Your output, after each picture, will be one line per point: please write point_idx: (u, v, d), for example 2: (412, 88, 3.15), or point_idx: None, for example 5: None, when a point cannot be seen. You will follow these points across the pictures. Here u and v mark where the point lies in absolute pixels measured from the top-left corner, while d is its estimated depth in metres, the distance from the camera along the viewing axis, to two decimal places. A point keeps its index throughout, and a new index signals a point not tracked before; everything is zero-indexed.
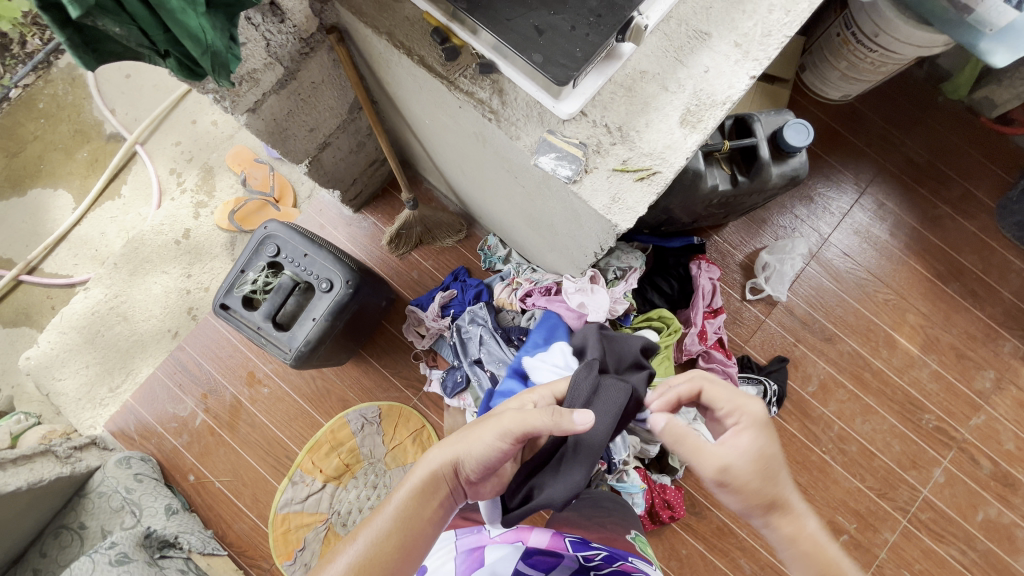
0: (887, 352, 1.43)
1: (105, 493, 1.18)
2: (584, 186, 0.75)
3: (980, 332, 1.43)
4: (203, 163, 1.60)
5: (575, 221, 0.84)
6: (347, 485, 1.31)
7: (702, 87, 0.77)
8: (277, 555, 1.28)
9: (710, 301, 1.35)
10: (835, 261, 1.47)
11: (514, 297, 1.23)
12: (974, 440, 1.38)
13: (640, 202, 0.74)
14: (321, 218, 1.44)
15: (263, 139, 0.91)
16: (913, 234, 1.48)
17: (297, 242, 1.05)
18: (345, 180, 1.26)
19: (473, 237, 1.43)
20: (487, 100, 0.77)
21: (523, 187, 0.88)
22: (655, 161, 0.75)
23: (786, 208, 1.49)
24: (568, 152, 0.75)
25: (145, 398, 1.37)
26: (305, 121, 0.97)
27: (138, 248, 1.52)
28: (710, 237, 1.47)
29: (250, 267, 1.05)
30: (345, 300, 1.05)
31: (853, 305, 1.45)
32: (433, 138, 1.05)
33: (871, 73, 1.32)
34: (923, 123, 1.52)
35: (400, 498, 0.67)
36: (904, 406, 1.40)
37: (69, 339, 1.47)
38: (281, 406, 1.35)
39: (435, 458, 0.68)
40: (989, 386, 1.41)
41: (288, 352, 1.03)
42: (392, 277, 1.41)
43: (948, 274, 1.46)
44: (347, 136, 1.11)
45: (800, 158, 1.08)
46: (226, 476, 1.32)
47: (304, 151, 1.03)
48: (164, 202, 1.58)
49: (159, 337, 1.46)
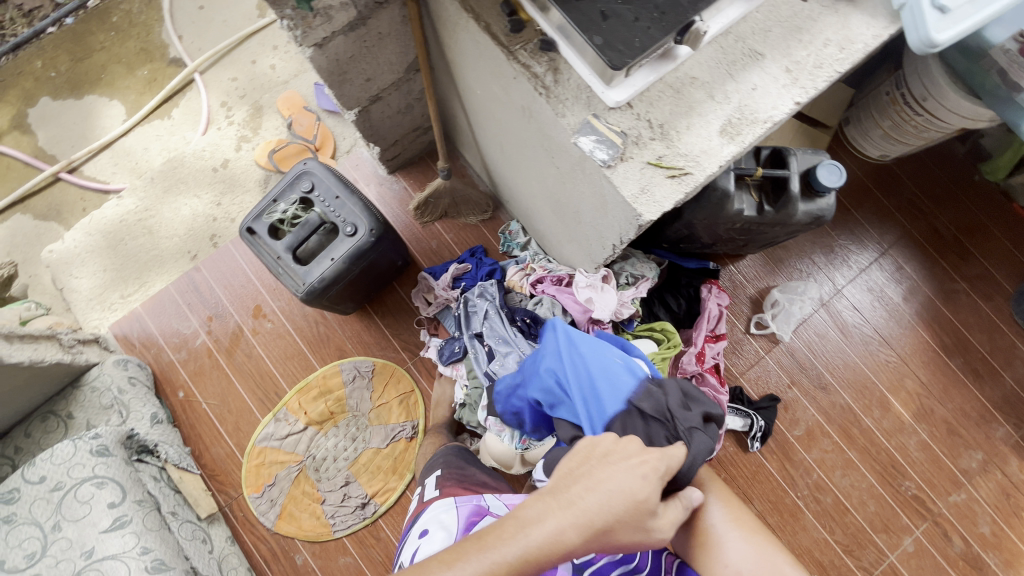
0: (879, 412, 1.43)
1: (98, 389, 1.21)
2: (617, 173, 0.78)
3: (975, 411, 1.43)
4: (255, 101, 1.65)
5: (601, 209, 0.87)
6: (327, 432, 1.33)
7: (748, 103, 0.80)
8: (246, 485, 1.30)
9: (713, 326, 1.37)
10: (844, 314, 1.48)
11: (525, 281, 1.26)
12: (950, 516, 1.37)
13: (667, 198, 0.77)
14: (356, 172, 1.48)
15: (322, 77, 0.95)
16: (926, 303, 1.49)
17: (331, 183, 1.09)
18: (387, 139, 1.30)
19: (496, 220, 1.46)
20: (541, 75, 0.80)
21: (557, 168, 0.91)
22: (689, 163, 0.78)
23: (806, 252, 1.50)
24: (609, 138, 0.78)
25: (153, 309, 1.41)
26: (364, 69, 1.01)
27: (176, 168, 1.57)
28: (725, 265, 1.49)
29: (283, 198, 1.09)
30: (365, 247, 1.08)
31: (854, 360, 1.45)
32: (480, 111, 1.09)
33: (913, 137, 1.34)
34: (955, 198, 1.53)
35: (509, 554, 0.52)
36: (886, 468, 1.40)
37: (93, 240, 1.52)
38: (280, 343, 1.38)
39: (565, 533, 0.53)
40: (975, 466, 1.40)
41: (301, 286, 1.06)
42: (411, 243, 1.45)
43: (954, 348, 1.47)
44: (399, 95, 1.15)
45: (828, 199, 1.10)
46: (213, 400, 1.35)
47: (356, 99, 1.07)
48: (210, 130, 1.63)
49: (179, 256, 1.51)
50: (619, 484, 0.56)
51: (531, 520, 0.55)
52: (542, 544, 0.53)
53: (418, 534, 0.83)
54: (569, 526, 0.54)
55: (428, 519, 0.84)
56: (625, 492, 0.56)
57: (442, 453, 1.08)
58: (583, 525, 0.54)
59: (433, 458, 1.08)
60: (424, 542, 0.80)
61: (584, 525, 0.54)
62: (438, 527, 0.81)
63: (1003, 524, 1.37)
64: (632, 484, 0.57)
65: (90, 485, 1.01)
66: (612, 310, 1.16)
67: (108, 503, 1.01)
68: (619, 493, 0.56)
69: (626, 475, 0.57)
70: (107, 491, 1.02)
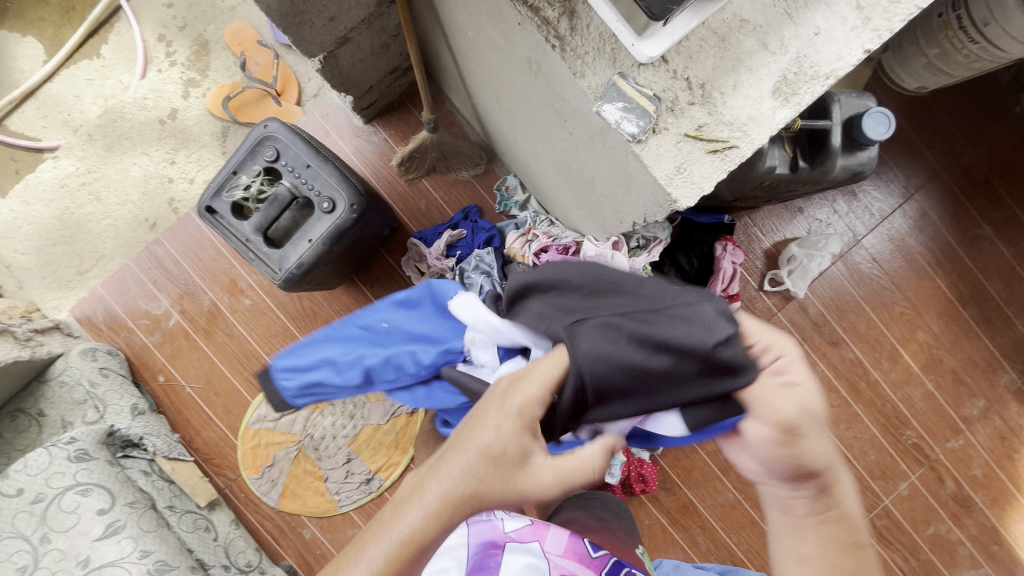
0: (887, 364, 1.40)
1: (67, 384, 1.11)
2: (648, 149, 0.65)
3: (982, 360, 1.41)
4: (198, 34, 1.39)
5: (623, 184, 0.75)
6: (323, 411, 1.27)
7: (807, 53, 0.65)
8: (244, 467, 1.25)
9: (727, 286, 1.28)
10: (861, 265, 1.40)
11: (526, 250, 1.13)
12: (946, 461, 1.40)
13: (708, 178, 0.64)
14: (327, 123, 1.29)
15: (275, 21, 0.77)
16: (946, 250, 1.42)
17: (299, 149, 0.93)
18: (361, 85, 1.10)
19: (491, 174, 1.31)
20: (554, 22, 0.63)
21: (570, 134, 0.76)
22: (734, 132, 0.64)
23: (826, 200, 1.39)
24: (638, 105, 0.63)
25: (115, 287, 1.28)
26: (326, 6, 0.81)
27: (117, 120, 1.36)
28: (740, 217, 1.38)
29: (244, 169, 0.93)
30: (347, 226, 0.94)
31: (867, 313, 1.40)
32: (471, 54, 0.90)
33: (960, 67, 1.18)
34: (991, 133, 1.41)
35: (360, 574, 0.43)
36: (889, 419, 1.40)
37: (35, 210, 1.34)
38: (262, 320, 1.28)
39: (450, 512, 0.46)
40: (976, 413, 1.41)
41: (278, 273, 0.94)
42: (396, 204, 1.29)
43: (970, 297, 1.42)
44: (371, 34, 0.95)
45: (870, 152, 0.97)
46: (197, 382, 1.27)
47: (320, 44, 0.88)
48: (149, 72, 1.39)
49: (135, 226, 1.34)
50: (481, 423, 0.50)
51: (375, 524, 0.46)
52: (400, 548, 0.44)
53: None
54: (452, 512, 0.46)
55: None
56: (478, 447, 0.48)
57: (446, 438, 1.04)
58: (449, 512, 0.46)
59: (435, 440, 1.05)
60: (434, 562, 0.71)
61: (466, 493, 0.46)
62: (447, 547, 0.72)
63: (995, 466, 1.41)
64: (489, 437, 0.48)
65: (74, 494, 0.95)
66: None
67: (97, 510, 0.95)
68: (481, 440, 0.48)
69: (488, 422, 0.49)
70: (94, 498, 0.96)
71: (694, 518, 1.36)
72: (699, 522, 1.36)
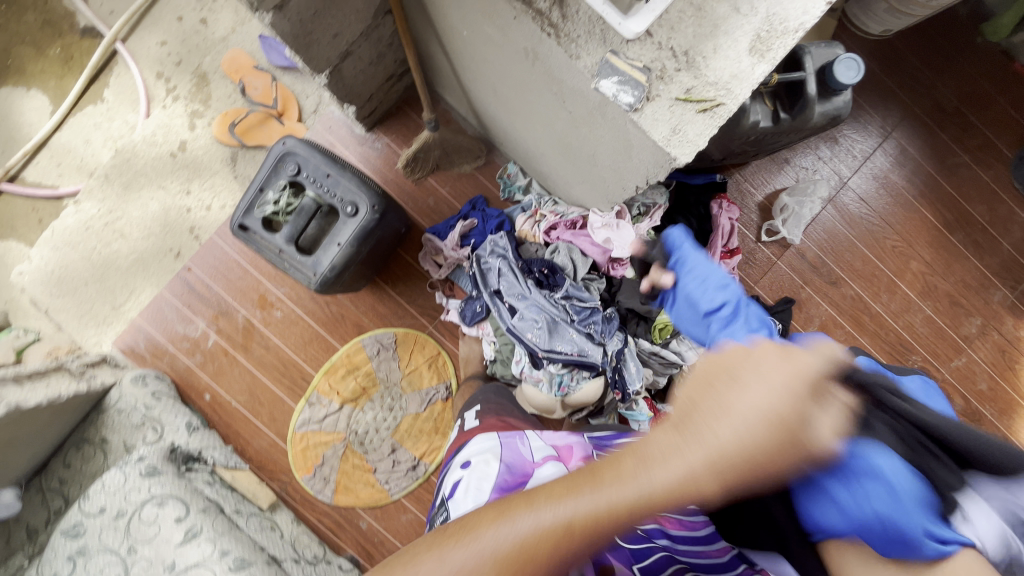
0: (886, 296, 1.48)
1: (124, 410, 1.18)
2: (644, 116, 0.72)
3: (974, 281, 1.49)
4: (196, 67, 1.45)
5: (624, 153, 0.81)
6: (363, 407, 1.34)
7: (776, 11, 0.71)
8: (297, 469, 1.32)
9: (727, 241, 1.37)
10: (850, 206, 1.48)
11: (537, 230, 1.22)
12: (952, 380, 1.49)
13: (701, 135, 0.71)
14: (331, 135, 1.36)
15: (286, 44, 0.83)
16: (929, 181, 1.49)
17: (318, 161, 0.99)
18: (363, 95, 1.17)
19: (491, 165, 1.38)
20: (546, 12, 0.71)
21: (570, 113, 0.83)
22: (720, 91, 0.71)
23: (810, 148, 1.47)
24: (631, 77, 0.71)
25: (153, 317, 1.35)
26: (330, 25, 0.88)
27: (130, 160, 1.43)
28: (731, 174, 1.46)
29: (270, 185, 1.00)
30: (371, 226, 1.01)
31: (862, 250, 1.48)
32: (467, 53, 0.97)
33: (919, 6, 1.26)
34: (956, 65, 1.49)
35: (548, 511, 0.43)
36: (894, 346, 1.48)
37: (64, 254, 1.41)
38: (295, 329, 1.35)
39: (700, 478, 0.41)
40: (975, 331, 1.49)
41: (313, 278, 1.01)
42: (406, 203, 1.36)
43: (956, 223, 1.49)
44: (370, 45, 1.02)
45: (844, 96, 1.04)
46: (242, 396, 1.34)
47: (326, 60, 0.94)
48: (154, 110, 1.45)
49: (162, 256, 1.41)
50: (740, 385, 0.43)
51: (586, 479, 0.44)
52: (612, 506, 0.42)
53: (462, 466, 0.81)
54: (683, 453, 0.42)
55: (471, 452, 0.83)
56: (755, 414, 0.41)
57: (483, 390, 1.12)
58: (654, 488, 0.42)
59: (474, 394, 1.13)
60: (470, 474, 0.78)
61: (687, 486, 0.41)
62: (481, 463, 0.78)
63: (999, 379, 1.49)
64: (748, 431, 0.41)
65: (151, 506, 1.03)
66: (630, 246, 1.13)
67: (175, 518, 1.02)
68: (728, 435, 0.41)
69: (754, 384, 0.42)
70: (170, 507, 1.03)
71: None
72: None
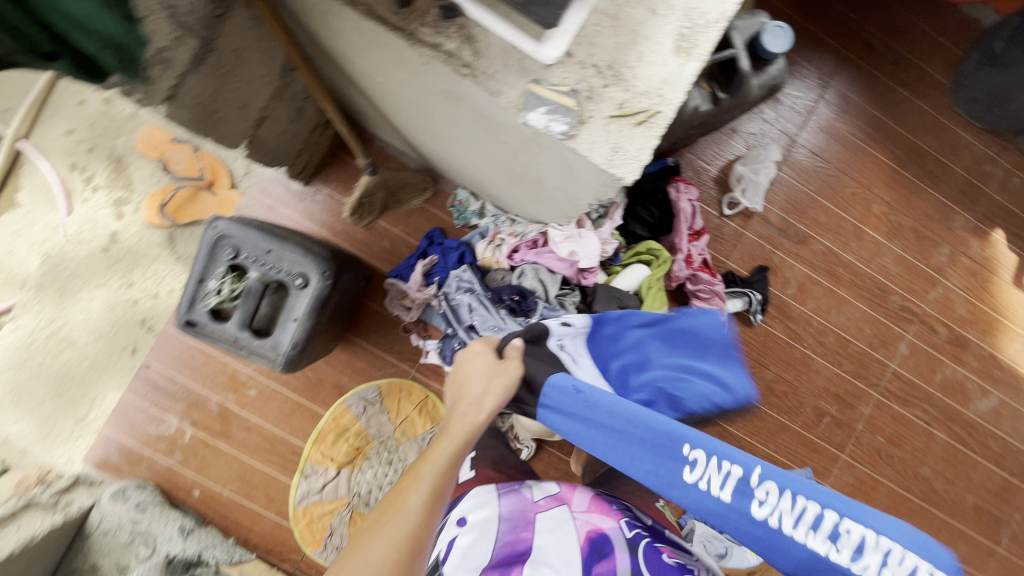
0: (856, 244, 1.49)
1: (109, 531, 1.13)
2: (581, 141, 0.68)
3: (935, 211, 1.51)
4: (110, 152, 1.36)
5: (569, 175, 0.78)
6: (362, 467, 1.29)
7: (693, 6, 0.69)
8: (306, 545, 1.27)
9: (691, 223, 1.34)
10: (803, 162, 1.47)
11: (500, 254, 1.18)
12: (933, 312, 1.50)
13: (643, 149, 0.68)
14: (268, 197, 1.30)
15: (191, 129, 0.77)
16: (874, 123, 1.49)
17: (255, 238, 0.93)
18: (290, 154, 1.11)
19: (441, 194, 1.34)
20: (458, 53, 0.66)
21: (506, 144, 0.79)
22: (653, 100, 0.68)
23: (754, 112, 1.46)
24: (560, 104, 0.67)
25: (121, 423, 1.28)
26: (235, 97, 0.82)
27: (60, 263, 1.34)
28: (682, 155, 1.44)
29: (209, 274, 0.93)
30: (325, 294, 0.96)
31: (823, 204, 1.48)
32: (387, 96, 0.92)
33: None
34: (879, 4, 1.49)
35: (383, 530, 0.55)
36: (872, 291, 1.49)
37: (11, 376, 1.32)
38: (274, 403, 1.29)
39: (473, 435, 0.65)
40: (945, 260, 1.51)
41: (276, 359, 0.95)
42: (362, 251, 1.31)
43: (907, 158, 1.50)
44: (284, 105, 0.96)
45: (779, 64, 1.02)
46: (233, 484, 1.28)
47: (240, 133, 0.89)
48: (75, 205, 1.36)
49: (117, 355, 1.32)
50: (472, 371, 0.71)
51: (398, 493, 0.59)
52: (434, 478, 0.60)
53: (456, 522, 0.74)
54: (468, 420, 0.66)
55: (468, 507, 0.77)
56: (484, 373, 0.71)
57: None
58: (450, 455, 0.62)
59: None
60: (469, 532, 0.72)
61: (461, 442, 0.64)
62: (479, 519, 0.73)
63: (976, 301, 1.52)
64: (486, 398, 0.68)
65: None
66: (597, 254, 1.11)
67: None
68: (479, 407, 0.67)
69: (476, 361, 0.73)
70: None
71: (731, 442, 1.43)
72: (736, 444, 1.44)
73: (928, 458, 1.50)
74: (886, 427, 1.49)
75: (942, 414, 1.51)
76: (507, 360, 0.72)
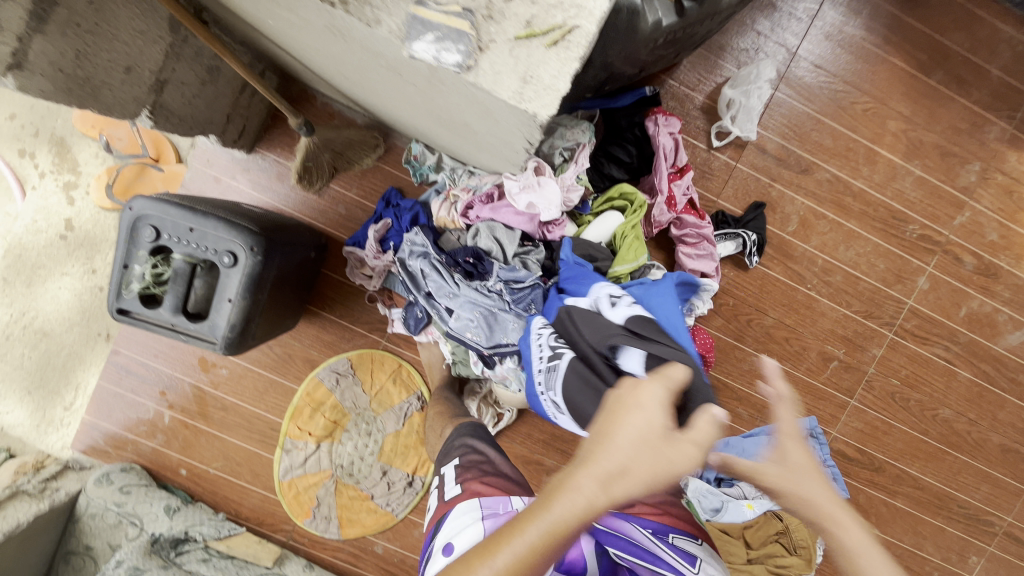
0: (868, 169, 1.31)
1: (97, 514, 1.15)
2: (483, 72, 0.56)
3: (964, 123, 1.31)
4: (52, 134, 1.30)
5: (490, 117, 0.66)
6: (341, 439, 1.28)
7: None
8: (295, 516, 1.28)
9: (675, 159, 1.20)
10: (806, 78, 1.28)
11: (455, 213, 1.10)
12: (958, 239, 1.34)
13: (559, 76, 0.56)
14: (212, 168, 1.21)
15: (61, 100, 0.69)
16: (891, 23, 1.28)
17: (174, 216, 0.86)
18: (217, 120, 1.02)
19: (395, 150, 1.23)
20: None
21: (415, 85, 0.68)
22: (569, 12, 0.55)
23: (747, 24, 1.26)
24: (451, 29, 0.55)
25: (101, 411, 1.28)
26: (114, 60, 0.73)
27: (21, 254, 1.31)
28: (663, 82, 1.27)
29: (133, 259, 0.88)
30: (258, 270, 0.89)
31: (829, 125, 1.30)
32: (295, 43, 0.81)
33: None
34: None
35: None
36: (886, 221, 1.33)
37: None
38: (247, 381, 1.27)
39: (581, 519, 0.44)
40: (974, 179, 1.32)
41: (217, 343, 0.91)
42: (317, 219, 1.23)
43: (931, 62, 1.29)
44: (187, 64, 0.87)
45: None
46: (217, 462, 1.28)
47: (134, 100, 0.80)
48: (27, 193, 1.31)
49: (93, 342, 1.31)
50: (623, 431, 0.47)
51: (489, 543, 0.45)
52: (518, 559, 0.43)
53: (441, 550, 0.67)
54: (597, 494, 0.44)
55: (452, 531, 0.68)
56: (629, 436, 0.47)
57: (457, 433, 0.95)
58: (553, 535, 0.44)
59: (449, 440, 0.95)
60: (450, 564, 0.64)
61: (557, 532, 0.44)
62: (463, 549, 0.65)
63: (1010, 224, 1.34)
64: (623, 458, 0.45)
65: None
66: (558, 203, 1.00)
67: None
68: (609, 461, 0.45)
69: (631, 417, 0.48)
70: None
71: (728, 394, 1.35)
72: (733, 395, 1.36)
73: (948, 399, 1.38)
74: (901, 369, 1.37)
75: (965, 351, 1.37)
76: (676, 440, 0.48)
